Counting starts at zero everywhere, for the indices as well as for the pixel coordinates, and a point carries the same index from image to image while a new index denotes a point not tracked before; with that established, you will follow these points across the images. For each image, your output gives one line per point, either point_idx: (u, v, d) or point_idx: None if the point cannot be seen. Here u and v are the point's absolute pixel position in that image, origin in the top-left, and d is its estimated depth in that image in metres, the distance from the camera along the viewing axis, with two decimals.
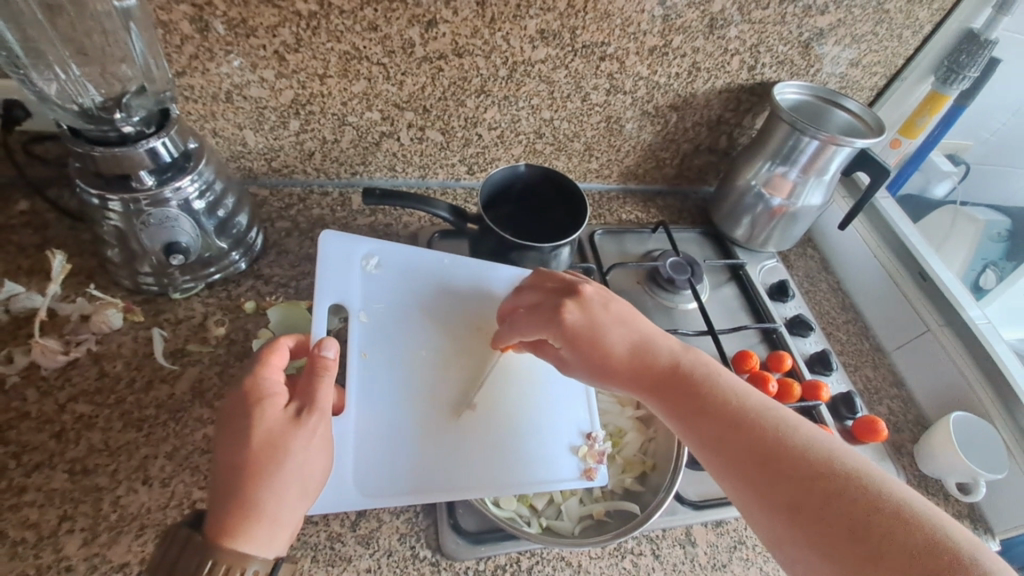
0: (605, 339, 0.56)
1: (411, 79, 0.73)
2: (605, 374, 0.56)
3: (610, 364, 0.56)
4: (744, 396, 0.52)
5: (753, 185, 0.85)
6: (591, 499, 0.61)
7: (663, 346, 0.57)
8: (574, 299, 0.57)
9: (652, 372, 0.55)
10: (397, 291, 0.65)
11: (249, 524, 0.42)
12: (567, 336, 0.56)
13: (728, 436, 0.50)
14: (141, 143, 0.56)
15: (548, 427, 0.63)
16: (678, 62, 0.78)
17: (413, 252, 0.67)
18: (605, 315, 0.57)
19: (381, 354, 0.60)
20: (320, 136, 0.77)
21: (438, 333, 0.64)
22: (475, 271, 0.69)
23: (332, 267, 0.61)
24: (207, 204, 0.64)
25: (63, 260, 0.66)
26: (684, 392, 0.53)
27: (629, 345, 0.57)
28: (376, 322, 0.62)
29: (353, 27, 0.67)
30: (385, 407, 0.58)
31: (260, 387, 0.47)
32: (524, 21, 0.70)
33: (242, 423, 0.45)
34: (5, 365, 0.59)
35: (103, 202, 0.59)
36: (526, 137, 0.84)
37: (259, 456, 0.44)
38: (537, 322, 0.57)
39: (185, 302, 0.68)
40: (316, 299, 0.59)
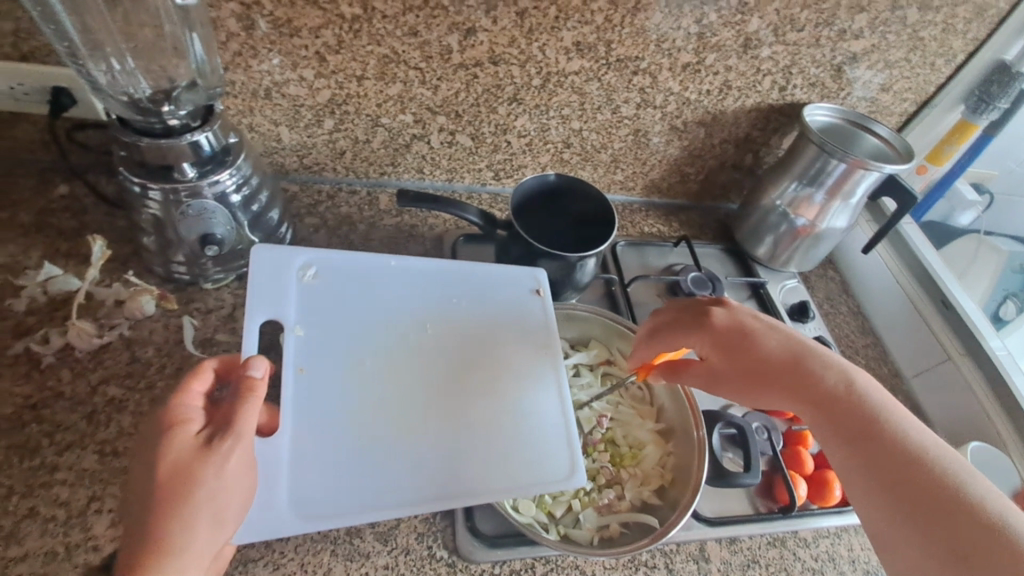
0: (757, 347, 0.58)
1: (446, 84, 0.74)
2: (751, 383, 0.57)
3: (758, 371, 0.57)
4: (899, 420, 0.52)
5: (777, 205, 0.86)
6: (609, 510, 0.61)
7: (825, 358, 0.57)
8: (723, 306, 0.61)
9: (799, 382, 0.55)
10: (340, 300, 0.62)
11: (153, 560, 0.41)
12: (714, 341, 0.59)
13: (875, 455, 0.50)
14: (186, 136, 0.58)
15: (510, 431, 0.60)
16: (710, 80, 0.78)
17: (353, 257, 0.65)
18: (755, 326, 0.59)
19: (320, 368, 0.58)
20: (352, 135, 0.79)
21: (389, 341, 0.61)
22: (425, 274, 0.67)
23: (263, 281, 0.59)
24: (243, 198, 0.66)
25: (103, 245, 0.67)
26: (830, 407, 0.54)
27: (780, 356, 0.57)
28: (313, 334, 0.59)
29: (394, 31, 0.68)
30: (328, 422, 0.55)
31: (177, 414, 0.46)
32: (561, 32, 0.70)
33: (154, 451, 0.44)
34: (41, 344, 0.61)
35: (144, 191, 0.61)
36: (554, 146, 0.85)
37: (167, 486, 0.42)
38: (685, 325, 0.61)
39: (216, 292, 0.70)
40: (247, 317, 0.57)
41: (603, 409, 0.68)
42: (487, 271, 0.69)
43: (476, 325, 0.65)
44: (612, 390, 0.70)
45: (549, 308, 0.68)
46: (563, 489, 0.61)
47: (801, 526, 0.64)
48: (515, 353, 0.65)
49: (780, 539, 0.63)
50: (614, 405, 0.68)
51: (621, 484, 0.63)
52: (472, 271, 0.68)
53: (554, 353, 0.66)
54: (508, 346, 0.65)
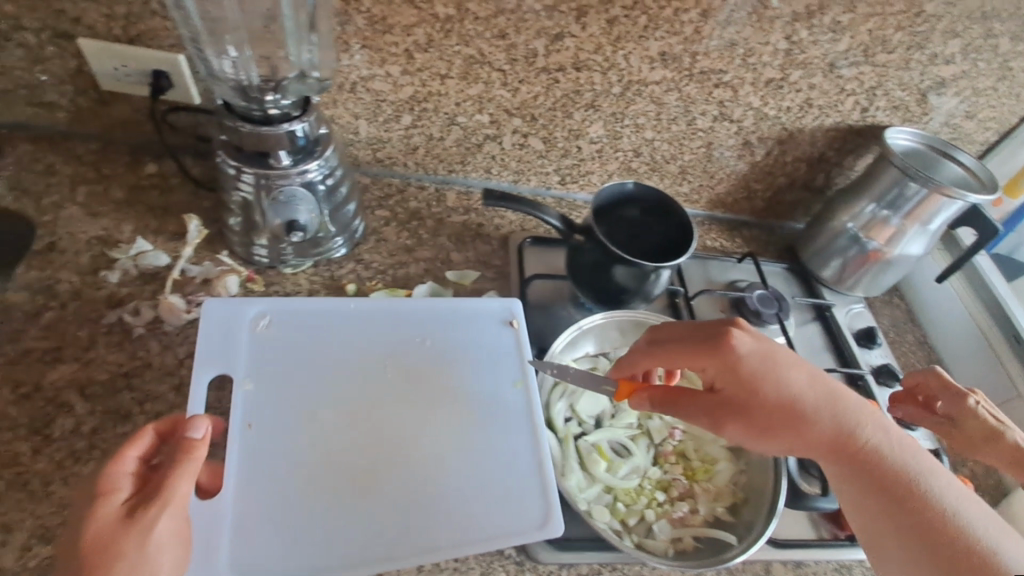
0: (778, 383, 0.51)
1: (526, 87, 0.75)
2: (762, 423, 0.51)
3: (772, 410, 0.51)
4: (915, 469, 0.50)
5: (848, 227, 0.85)
6: (681, 522, 0.56)
7: (852, 400, 0.53)
8: (742, 328, 0.53)
9: (815, 426, 0.50)
10: (290, 349, 0.62)
11: None
12: (731, 370, 0.51)
13: (888, 505, 0.49)
14: (284, 125, 0.60)
15: (470, 479, 0.57)
16: (791, 97, 0.77)
17: (306, 304, 0.65)
18: (776, 357, 0.52)
19: (268, 421, 0.57)
20: (427, 132, 0.81)
21: (337, 387, 0.60)
22: (382, 317, 0.66)
23: (216, 337, 0.60)
24: (327, 189, 0.68)
25: (200, 225, 0.70)
26: (845, 454, 0.51)
27: (799, 395, 0.51)
28: (264, 386, 0.59)
29: (483, 33, 0.68)
30: (275, 477, 0.55)
31: (108, 480, 0.44)
32: (648, 42, 0.69)
33: (78, 523, 0.42)
34: (133, 315, 0.64)
35: (238, 174, 0.63)
36: (624, 154, 0.85)
37: (84, 561, 0.40)
38: (697, 349, 0.52)
39: (293, 277, 0.72)
40: (195, 373, 0.58)
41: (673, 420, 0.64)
42: (451, 306, 0.68)
43: (433, 368, 0.63)
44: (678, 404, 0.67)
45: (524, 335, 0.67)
46: (636, 498, 0.57)
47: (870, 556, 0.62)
48: (478, 393, 0.62)
49: (846, 566, 0.62)
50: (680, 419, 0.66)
51: (695, 498, 0.57)
52: (436, 308, 0.67)
53: (528, 388, 0.63)
54: (471, 386, 0.63)
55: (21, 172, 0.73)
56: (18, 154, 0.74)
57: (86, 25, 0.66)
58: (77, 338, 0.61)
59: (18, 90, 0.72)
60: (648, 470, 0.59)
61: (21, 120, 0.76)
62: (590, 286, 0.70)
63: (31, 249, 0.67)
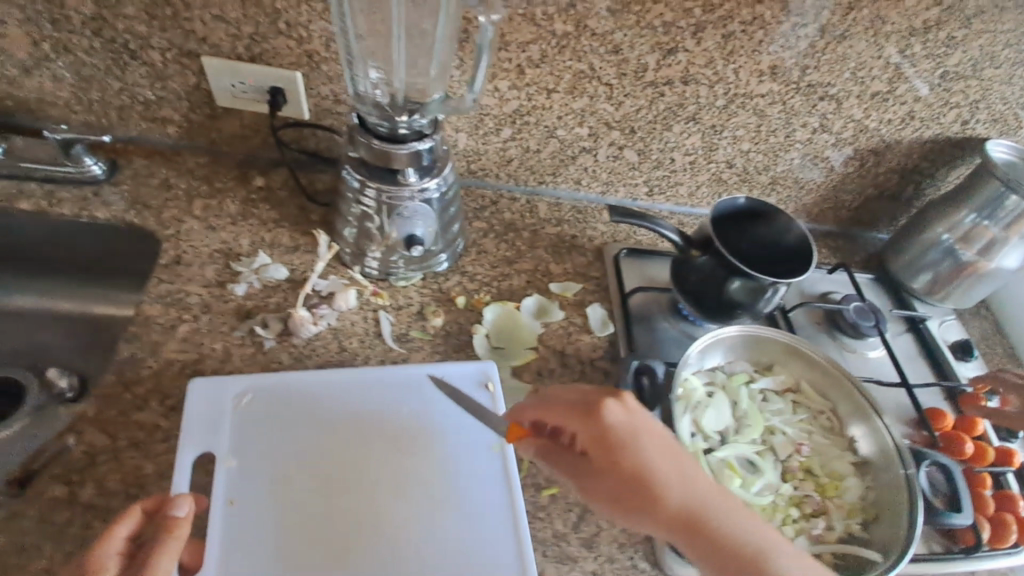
0: (642, 455, 0.50)
1: (630, 101, 0.75)
2: (627, 491, 0.49)
3: (636, 481, 0.49)
4: (772, 544, 0.48)
5: (942, 239, 0.84)
6: (817, 538, 0.58)
7: (676, 476, 0.50)
8: (617, 398, 0.52)
9: (674, 502, 0.48)
10: (271, 426, 0.60)
11: None
12: (599, 439, 0.50)
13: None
14: (408, 146, 0.61)
15: (445, 559, 0.55)
16: (894, 109, 0.78)
17: (288, 375, 0.63)
18: (645, 429, 0.51)
19: (253, 498, 0.56)
20: (524, 145, 0.81)
21: (316, 463, 0.58)
22: (367, 393, 0.63)
23: (197, 420, 0.58)
24: (443, 205, 0.69)
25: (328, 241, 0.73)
26: (687, 527, 0.48)
27: (665, 469, 0.50)
28: (247, 461, 0.57)
29: (597, 48, 0.69)
30: (254, 561, 0.53)
31: (96, 562, 0.46)
32: (761, 56, 0.70)
33: None
34: (262, 328, 0.66)
35: (361, 188, 0.65)
36: (716, 166, 0.85)
37: None
38: (579, 417, 0.51)
39: (405, 289, 0.73)
40: (180, 450, 0.56)
41: (798, 437, 0.64)
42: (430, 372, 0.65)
43: (412, 448, 0.60)
44: (804, 419, 0.66)
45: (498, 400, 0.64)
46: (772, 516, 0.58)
47: (979, 568, 0.66)
48: (456, 466, 0.60)
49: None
50: (807, 434, 0.64)
51: (829, 514, 0.59)
52: (415, 372, 0.65)
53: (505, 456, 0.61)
54: (449, 458, 0.60)
55: (138, 186, 0.74)
56: (133, 168, 0.76)
57: (211, 44, 0.67)
58: (214, 351, 0.64)
59: (135, 105, 0.74)
60: (781, 486, 0.60)
61: (134, 134, 0.77)
62: (699, 300, 0.71)
63: (159, 263, 0.69)
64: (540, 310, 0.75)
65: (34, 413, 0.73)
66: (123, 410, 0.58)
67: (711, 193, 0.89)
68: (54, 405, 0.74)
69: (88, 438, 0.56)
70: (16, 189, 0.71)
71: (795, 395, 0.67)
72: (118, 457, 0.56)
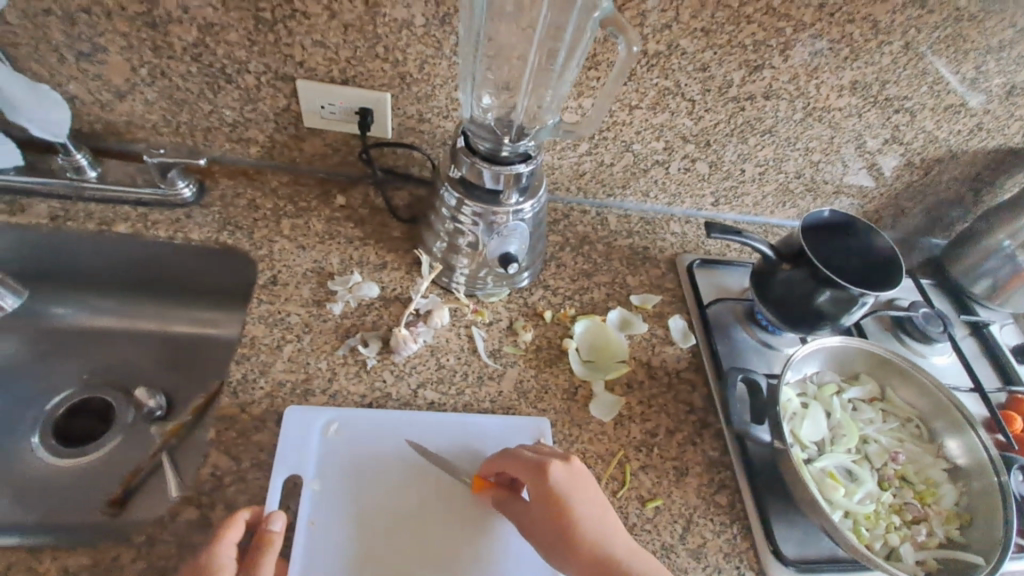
0: (577, 513, 0.54)
1: (710, 116, 0.76)
2: (560, 547, 0.53)
3: (569, 539, 0.53)
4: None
5: (1003, 245, 0.86)
6: (918, 543, 0.60)
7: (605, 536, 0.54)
8: (562, 460, 0.57)
9: (595, 559, 0.52)
10: (359, 459, 0.60)
11: None
12: (544, 497, 0.54)
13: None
14: (514, 167, 0.61)
15: None
16: (965, 121, 0.79)
17: (372, 412, 0.63)
18: (584, 490, 0.55)
19: (337, 527, 0.55)
20: (599, 159, 0.82)
21: (393, 499, 0.58)
22: (450, 429, 0.63)
23: (292, 446, 0.58)
24: (535, 224, 0.69)
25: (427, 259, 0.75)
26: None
27: (597, 528, 0.54)
28: (332, 490, 0.57)
29: (686, 66, 0.70)
30: None
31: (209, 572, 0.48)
32: (844, 72, 0.72)
33: None
34: (363, 347, 0.67)
35: (459, 206, 0.65)
36: (784, 176, 0.87)
37: None
38: (530, 473, 0.55)
39: (493, 305, 0.75)
40: (274, 471, 0.56)
41: (891, 445, 0.66)
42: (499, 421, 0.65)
43: None
44: (895, 427, 0.68)
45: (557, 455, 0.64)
46: (874, 522, 0.60)
47: None
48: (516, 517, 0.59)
49: None
50: (898, 442, 0.67)
51: (929, 520, 0.61)
52: (485, 420, 0.64)
53: None
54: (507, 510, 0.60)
55: (227, 207, 0.75)
56: (219, 188, 0.77)
57: (308, 68, 0.68)
58: (320, 370, 0.65)
59: (221, 126, 0.74)
60: (881, 495, 0.62)
61: (218, 154, 0.78)
62: (782, 310, 0.72)
63: (257, 283, 0.70)
64: (624, 323, 0.77)
65: (127, 431, 0.75)
66: (243, 431, 0.59)
67: (775, 203, 0.91)
68: (146, 423, 0.75)
69: (213, 460, 0.57)
70: (111, 213, 0.72)
71: (884, 404, 0.70)
72: (245, 478, 0.56)
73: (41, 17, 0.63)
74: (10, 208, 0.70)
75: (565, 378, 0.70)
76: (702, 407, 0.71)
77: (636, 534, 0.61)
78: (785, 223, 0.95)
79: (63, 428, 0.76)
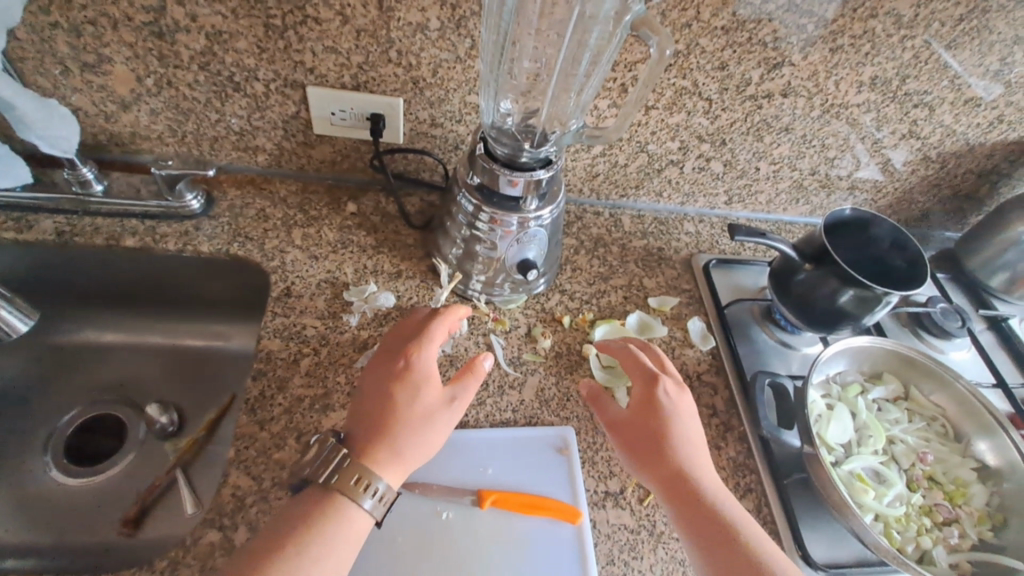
0: (671, 420, 0.59)
1: (726, 114, 0.75)
2: (646, 441, 0.58)
3: (657, 436, 0.58)
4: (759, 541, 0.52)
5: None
6: (953, 547, 0.60)
7: (689, 439, 0.58)
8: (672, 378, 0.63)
9: (678, 468, 0.56)
10: None
11: (378, 452, 0.51)
12: (648, 395, 0.60)
13: (703, 550, 0.52)
14: (535, 173, 0.60)
15: None
16: (985, 114, 0.78)
17: None
18: (687, 405, 0.61)
19: (368, 552, 0.54)
20: (613, 160, 0.81)
21: (423, 519, 0.57)
22: (474, 445, 0.62)
23: None
24: (553, 229, 0.68)
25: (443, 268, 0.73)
26: (680, 492, 0.55)
27: (687, 434, 0.59)
28: None
29: (705, 65, 0.69)
30: None
31: (424, 366, 0.56)
32: (864, 68, 0.71)
33: (404, 388, 0.55)
34: None
35: (477, 212, 0.64)
36: (798, 173, 0.85)
37: (400, 412, 0.53)
38: (641, 378, 0.62)
39: (511, 312, 0.73)
40: None
41: (920, 446, 0.66)
42: (522, 434, 0.64)
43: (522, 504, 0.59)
44: (922, 426, 0.68)
45: (578, 467, 0.62)
46: (908, 525, 0.60)
47: None
48: (544, 531, 0.58)
49: None
50: (926, 442, 0.67)
51: (961, 521, 0.61)
52: (508, 433, 0.63)
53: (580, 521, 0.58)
54: (536, 524, 0.58)
55: (237, 218, 0.74)
56: (228, 199, 0.75)
57: (319, 74, 0.67)
58: (338, 384, 0.63)
59: (229, 135, 0.73)
60: (911, 497, 0.62)
61: (225, 163, 0.77)
62: (803, 310, 0.71)
63: (271, 296, 0.68)
64: (643, 326, 0.75)
65: (139, 448, 0.73)
66: (263, 449, 0.57)
67: (790, 199, 0.90)
68: (157, 439, 0.74)
69: (234, 480, 0.55)
70: (119, 227, 0.70)
71: (907, 403, 0.69)
72: (267, 498, 0.55)
73: (46, 30, 0.61)
74: (16, 224, 0.68)
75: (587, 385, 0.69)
76: (725, 411, 0.70)
77: (665, 543, 0.59)
78: (798, 219, 0.94)
79: (75, 444, 0.74)
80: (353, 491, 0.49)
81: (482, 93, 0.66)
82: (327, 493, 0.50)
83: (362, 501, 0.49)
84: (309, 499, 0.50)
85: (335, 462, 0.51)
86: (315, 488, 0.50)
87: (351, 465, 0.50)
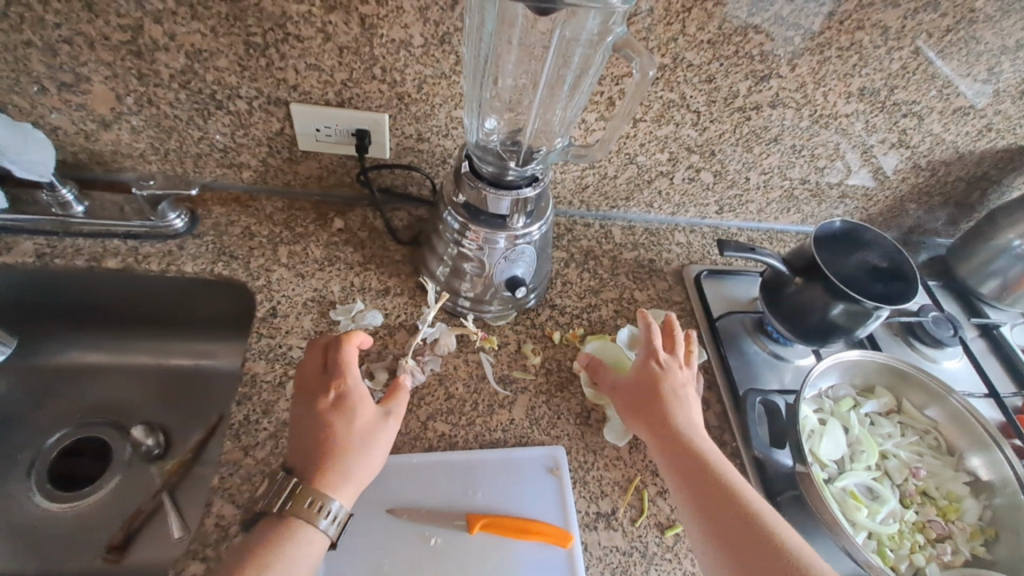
0: (670, 381, 0.61)
1: (715, 126, 0.74)
2: (641, 400, 0.60)
3: (652, 397, 0.60)
4: (777, 524, 0.51)
5: (1013, 244, 0.84)
6: (945, 563, 0.60)
7: (687, 401, 0.60)
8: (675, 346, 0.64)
9: (677, 436, 0.57)
10: (375, 508, 0.57)
11: (325, 476, 0.50)
12: (647, 359, 0.62)
13: (691, 499, 0.53)
14: (521, 191, 0.60)
15: None
16: (973, 122, 0.78)
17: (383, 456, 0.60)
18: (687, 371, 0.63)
19: None
20: (602, 172, 0.80)
21: (414, 546, 0.56)
22: (464, 468, 0.61)
23: None
24: (541, 246, 0.67)
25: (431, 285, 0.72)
26: (673, 445, 0.56)
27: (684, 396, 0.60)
28: (351, 545, 0.55)
29: (692, 78, 0.68)
30: None
31: (352, 389, 0.55)
32: (852, 79, 0.71)
33: (339, 413, 0.54)
34: (369, 379, 0.65)
35: (463, 231, 0.63)
36: (789, 182, 0.85)
37: (339, 437, 0.52)
38: (638, 385, 0.61)
39: (501, 328, 0.73)
40: None
41: (913, 461, 0.66)
42: (512, 455, 0.63)
43: None
44: (914, 441, 0.67)
45: (569, 487, 0.61)
46: (901, 543, 0.59)
47: None
48: (535, 555, 0.57)
49: None
50: (918, 456, 0.66)
51: (954, 537, 0.61)
52: (498, 455, 0.63)
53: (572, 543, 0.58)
54: (527, 548, 0.57)
55: (221, 236, 0.73)
56: (213, 217, 0.74)
57: (302, 91, 0.66)
58: None
59: (212, 152, 0.72)
60: (905, 513, 0.62)
61: (209, 180, 0.76)
62: (791, 321, 0.71)
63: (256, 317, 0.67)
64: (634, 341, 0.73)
65: (124, 472, 0.72)
66: (248, 476, 0.57)
67: (780, 209, 0.89)
68: (144, 462, 0.73)
69: (218, 509, 0.54)
70: (100, 247, 0.69)
71: (899, 416, 0.69)
72: None
73: (20, 49, 0.60)
74: None
75: (578, 402, 0.68)
76: (717, 427, 0.69)
77: (657, 564, 0.58)
78: (790, 228, 0.93)
79: (59, 468, 0.73)
80: (310, 513, 0.48)
81: (466, 110, 0.65)
82: (282, 520, 0.48)
83: (318, 523, 0.48)
84: (264, 528, 0.48)
85: (287, 489, 0.49)
86: (269, 517, 0.49)
87: (304, 489, 0.49)
